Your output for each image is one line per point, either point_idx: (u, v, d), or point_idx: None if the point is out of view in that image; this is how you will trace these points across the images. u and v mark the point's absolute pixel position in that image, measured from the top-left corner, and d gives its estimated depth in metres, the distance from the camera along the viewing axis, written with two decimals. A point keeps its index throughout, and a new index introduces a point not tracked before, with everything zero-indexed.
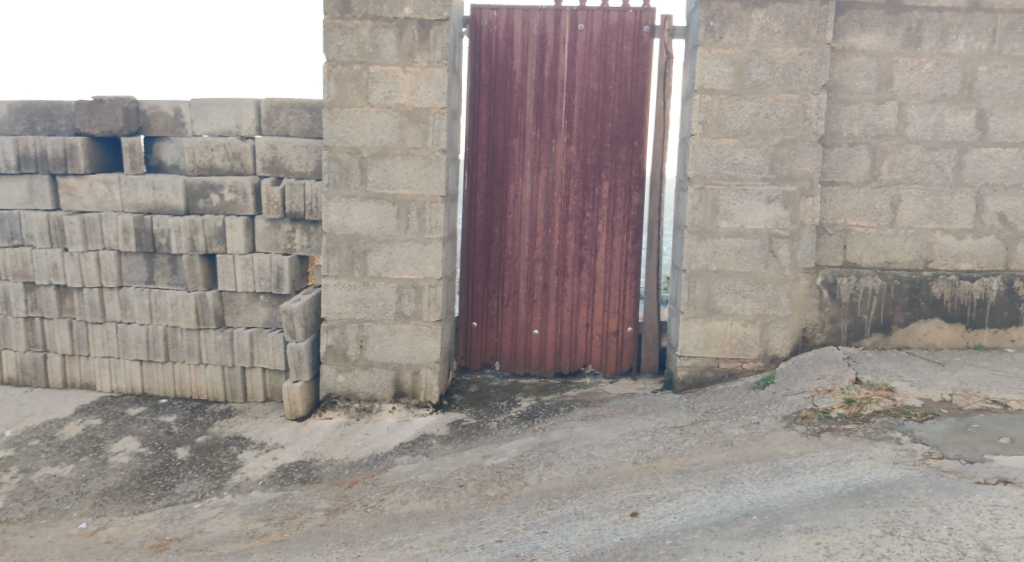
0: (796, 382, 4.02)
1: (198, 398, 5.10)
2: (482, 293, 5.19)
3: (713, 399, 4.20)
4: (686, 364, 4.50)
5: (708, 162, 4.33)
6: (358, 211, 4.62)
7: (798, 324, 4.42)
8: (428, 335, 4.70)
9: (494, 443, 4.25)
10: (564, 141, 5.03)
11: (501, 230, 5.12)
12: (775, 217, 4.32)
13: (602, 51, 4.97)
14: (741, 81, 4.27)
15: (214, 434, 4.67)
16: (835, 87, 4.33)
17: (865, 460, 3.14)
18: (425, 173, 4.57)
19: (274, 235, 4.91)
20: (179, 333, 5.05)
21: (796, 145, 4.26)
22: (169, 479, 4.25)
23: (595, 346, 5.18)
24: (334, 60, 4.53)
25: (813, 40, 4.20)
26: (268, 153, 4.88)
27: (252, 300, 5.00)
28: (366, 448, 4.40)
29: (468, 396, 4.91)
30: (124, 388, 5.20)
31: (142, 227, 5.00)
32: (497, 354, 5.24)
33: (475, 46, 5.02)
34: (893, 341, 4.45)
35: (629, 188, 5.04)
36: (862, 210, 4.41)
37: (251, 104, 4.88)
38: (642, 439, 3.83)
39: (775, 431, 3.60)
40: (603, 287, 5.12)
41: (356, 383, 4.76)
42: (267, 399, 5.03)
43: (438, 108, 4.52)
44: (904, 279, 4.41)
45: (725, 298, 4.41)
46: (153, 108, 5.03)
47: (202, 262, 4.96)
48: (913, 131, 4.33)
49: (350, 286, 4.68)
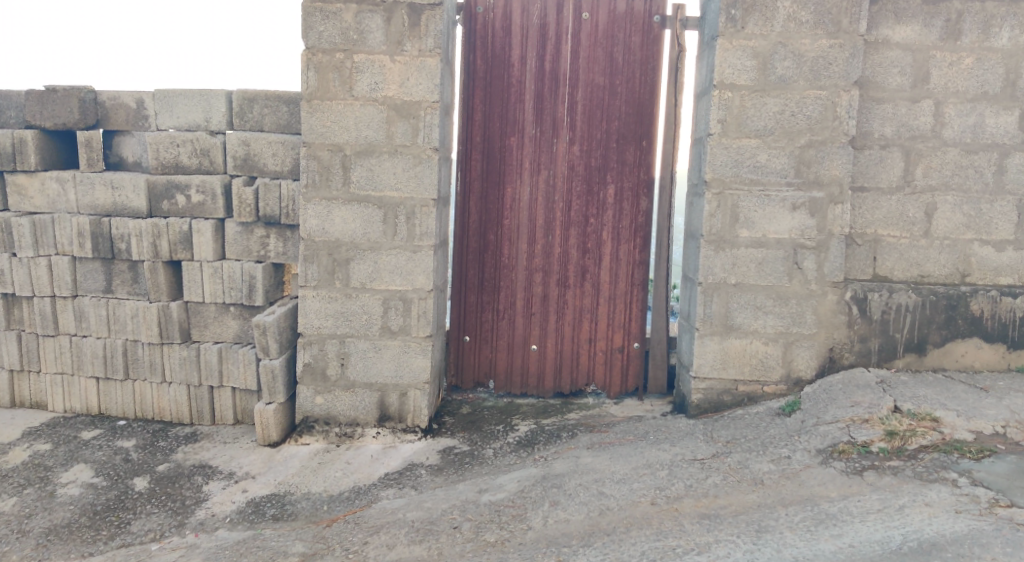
0: (827, 409, 3.65)
1: (160, 419, 4.63)
2: (475, 305, 4.76)
3: (734, 426, 3.80)
4: (701, 387, 4.10)
5: (727, 164, 3.93)
6: (340, 214, 4.17)
7: (824, 344, 4.03)
8: (417, 352, 4.25)
9: (491, 474, 3.83)
10: (566, 140, 4.60)
11: (497, 237, 4.70)
12: (801, 225, 3.92)
13: (608, 42, 4.56)
14: (765, 76, 3.87)
15: (177, 462, 4.18)
16: (866, 83, 3.96)
17: (921, 506, 2.84)
18: (414, 173, 4.13)
19: (246, 240, 4.45)
20: (140, 348, 4.57)
21: (824, 146, 3.87)
22: (124, 515, 3.76)
23: (599, 364, 4.77)
24: (314, 47, 4.08)
25: (844, 31, 3.82)
26: (239, 150, 4.41)
27: (221, 312, 4.51)
28: (347, 479, 3.95)
29: (460, 419, 4.48)
30: (79, 408, 4.71)
31: (99, 230, 4.51)
32: (491, 372, 4.81)
33: (469, 35, 4.58)
34: (928, 363, 4.07)
35: (636, 191, 4.63)
36: (894, 218, 4.03)
37: (222, 96, 4.43)
38: (658, 474, 3.44)
39: (810, 469, 3.24)
40: (607, 300, 4.70)
41: (336, 405, 4.31)
42: (237, 421, 4.56)
43: (430, 102, 4.09)
44: (940, 294, 4.03)
45: (745, 314, 4.01)
46: (114, 98, 4.56)
47: (165, 270, 4.48)
48: (950, 133, 3.96)
49: (330, 298, 4.22)
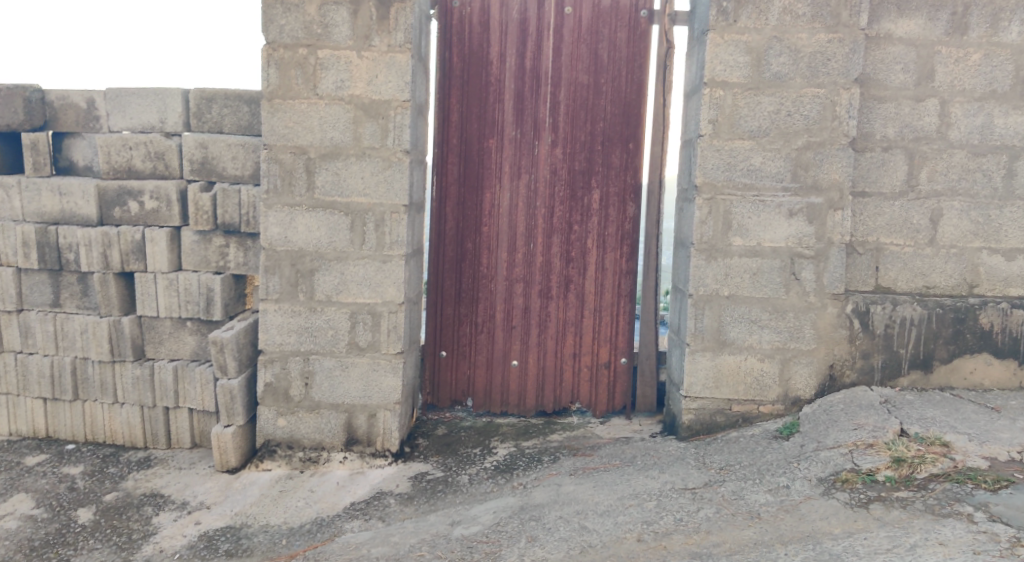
0: (828, 433, 3.39)
1: (112, 443, 4.31)
2: (452, 318, 4.46)
3: (728, 451, 3.53)
4: (693, 407, 3.82)
5: (719, 167, 3.65)
6: (303, 222, 3.87)
7: (824, 360, 3.75)
8: (387, 370, 3.94)
9: (465, 504, 3.53)
10: (548, 142, 4.32)
11: (475, 245, 4.41)
12: (798, 233, 3.65)
13: (592, 38, 4.28)
14: (759, 73, 3.60)
15: (126, 491, 3.85)
16: (867, 81, 3.70)
17: (935, 546, 2.55)
18: (384, 178, 3.84)
19: (204, 250, 4.14)
20: (90, 366, 4.25)
21: (822, 148, 3.60)
22: (63, 552, 3.42)
23: (584, 380, 4.48)
24: (274, 42, 3.78)
25: (844, 24, 3.55)
26: (197, 153, 4.11)
27: (177, 327, 4.20)
28: (309, 509, 3.63)
29: (434, 441, 4.17)
30: (25, 431, 4.38)
31: (45, 239, 4.20)
32: (470, 389, 4.51)
33: (444, 31, 4.30)
34: (935, 380, 3.80)
35: (623, 197, 4.35)
36: (898, 225, 3.76)
37: (177, 94, 4.12)
38: (646, 506, 3.15)
39: (811, 501, 2.96)
40: (593, 312, 4.42)
41: (300, 428, 4.00)
42: (194, 445, 4.25)
43: (400, 101, 3.80)
44: (947, 307, 3.76)
45: (739, 329, 3.73)
46: (62, 98, 4.25)
47: (117, 281, 4.17)
48: (957, 134, 3.70)
49: (294, 312, 3.92)
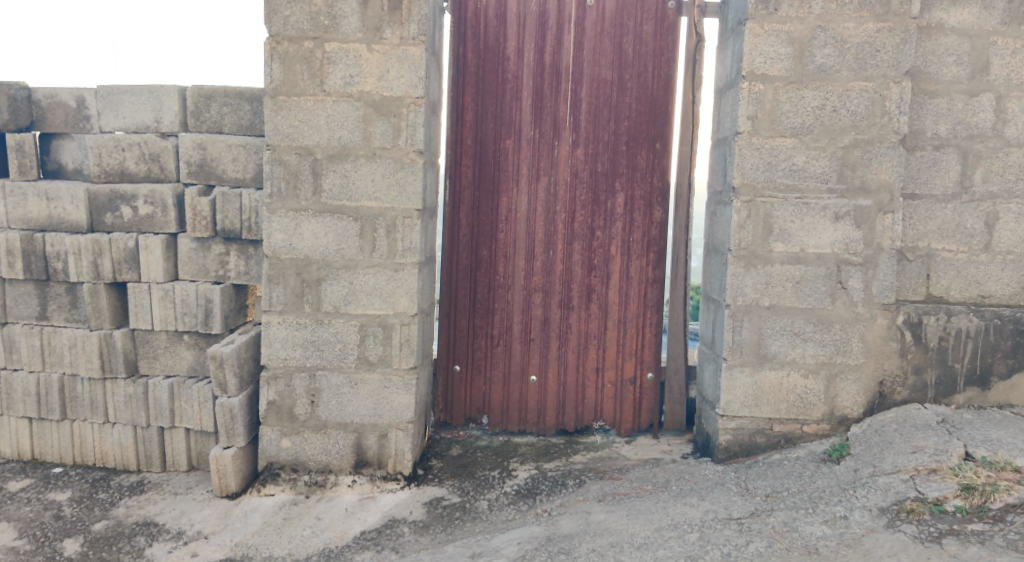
0: (884, 456, 3.11)
1: (103, 466, 4.02)
2: (466, 330, 4.18)
3: (773, 476, 3.24)
4: (730, 427, 3.53)
5: (758, 167, 3.38)
6: (310, 227, 3.59)
7: (873, 376, 3.47)
8: (399, 387, 3.66)
9: (486, 534, 3.24)
10: (569, 142, 4.05)
11: (491, 253, 4.13)
12: (845, 238, 3.37)
13: (616, 31, 4.01)
14: (803, 65, 3.33)
15: (116, 520, 3.55)
16: (917, 74, 3.43)
17: None
18: (396, 180, 3.56)
19: (202, 258, 3.86)
20: (79, 384, 3.97)
21: (871, 146, 3.33)
22: None
23: (607, 396, 4.19)
24: (278, 35, 3.52)
25: (894, 12, 3.28)
26: (195, 155, 3.84)
27: (173, 341, 3.92)
28: (316, 539, 3.34)
29: (450, 463, 3.89)
30: (9, 453, 4.09)
31: (32, 247, 3.92)
32: (485, 407, 4.22)
33: (458, 24, 4.03)
34: (993, 397, 3.51)
35: (649, 200, 4.07)
36: (950, 230, 3.49)
37: (174, 92, 3.84)
38: (689, 538, 2.87)
39: (874, 535, 2.68)
40: (617, 323, 4.13)
41: (305, 449, 3.71)
42: (191, 468, 3.96)
43: (414, 98, 3.53)
44: (1005, 318, 3.48)
45: (781, 342, 3.45)
46: (50, 97, 3.97)
47: (108, 292, 3.88)
48: (1014, 132, 3.43)
49: (299, 324, 3.63)
